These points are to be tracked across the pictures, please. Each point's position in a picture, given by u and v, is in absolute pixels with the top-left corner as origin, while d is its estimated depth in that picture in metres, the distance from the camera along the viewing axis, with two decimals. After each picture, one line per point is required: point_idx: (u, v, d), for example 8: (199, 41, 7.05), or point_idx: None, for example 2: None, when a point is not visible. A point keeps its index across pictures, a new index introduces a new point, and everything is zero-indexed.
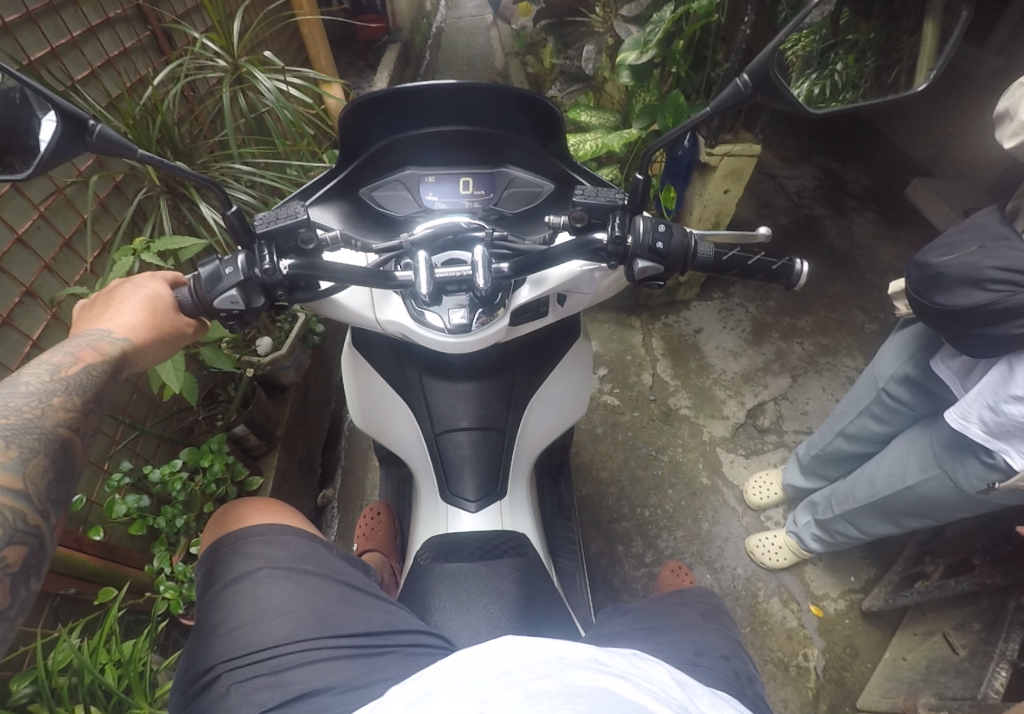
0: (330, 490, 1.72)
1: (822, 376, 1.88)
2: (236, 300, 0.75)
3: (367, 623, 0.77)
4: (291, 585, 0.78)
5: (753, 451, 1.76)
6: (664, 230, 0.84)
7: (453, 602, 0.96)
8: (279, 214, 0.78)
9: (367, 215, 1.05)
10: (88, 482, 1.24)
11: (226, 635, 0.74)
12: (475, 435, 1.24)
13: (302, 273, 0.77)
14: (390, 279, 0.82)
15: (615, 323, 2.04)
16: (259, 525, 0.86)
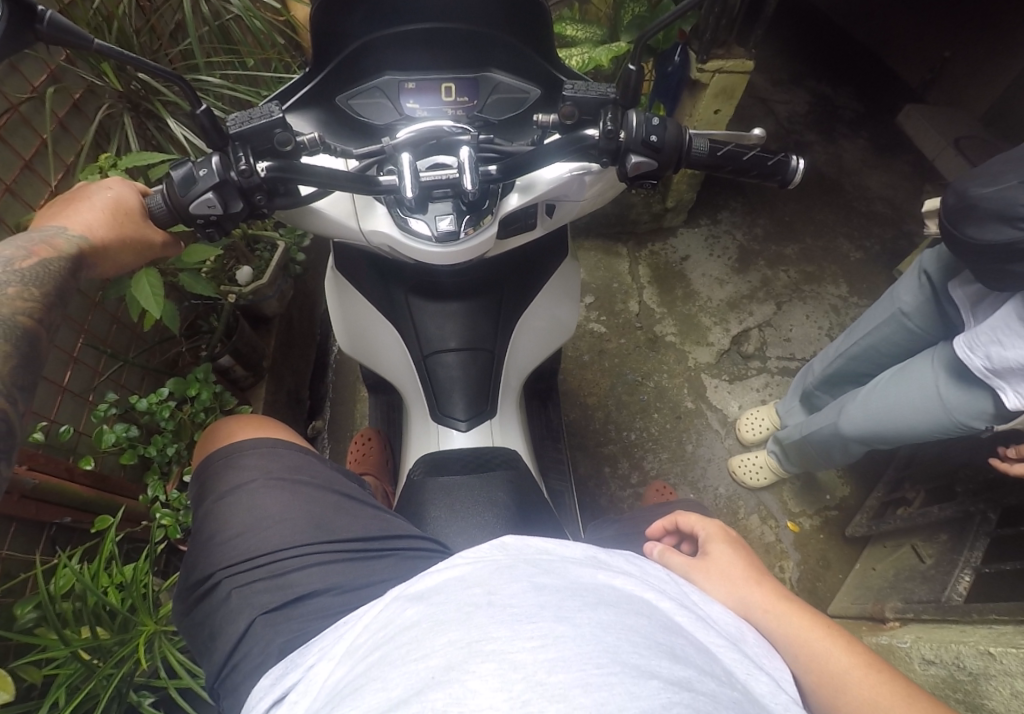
0: (319, 421, 1.73)
1: (806, 303, 1.90)
2: (213, 204, 0.72)
3: (365, 528, 0.78)
4: (286, 495, 0.79)
5: (737, 376, 1.80)
6: (659, 124, 0.82)
7: (447, 512, 0.99)
8: (253, 114, 0.74)
9: (345, 124, 1.00)
10: (74, 413, 1.22)
11: (224, 543, 0.75)
12: (464, 355, 1.24)
13: (281, 176, 0.74)
14: (374, 184, 0.80)
15: (601, 250, 2.00)
16: (251, 437, 0.85)
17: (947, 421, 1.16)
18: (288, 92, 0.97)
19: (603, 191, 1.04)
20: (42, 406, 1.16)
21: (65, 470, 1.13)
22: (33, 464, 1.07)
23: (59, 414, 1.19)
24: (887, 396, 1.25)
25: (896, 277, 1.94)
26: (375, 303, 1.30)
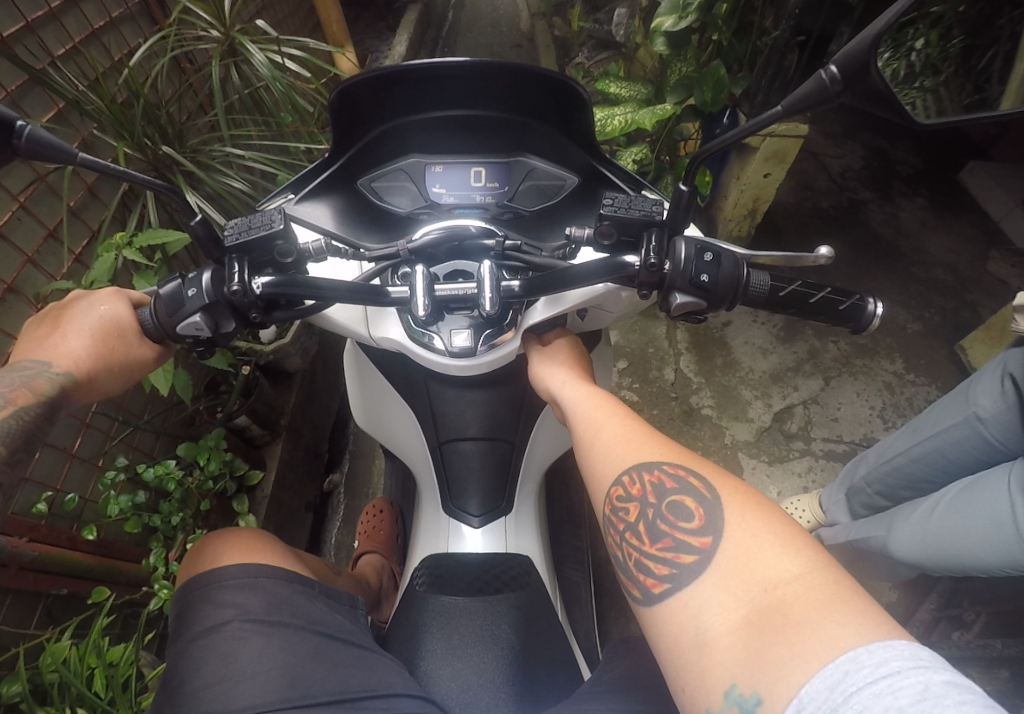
0: (336, 475, 1.67)
1: (856, 380, 1.75)
2: (201, 325, 0.71)
3: (341, 685, 0.77)
4: (261, 642, 0.78)
5: (777, 458, 1.67)
6: (711, 260, 0.72)
7: (444, 649, 0.93)
8: (253, 224, 0.68)
9: (366, 209, 0.94)
10: (81, 481, 1.21)
11: (192, 700, 0.73)
12: (483, 445, 1.19)
13: (279, 292, 0.71)
14: (384, 296, 0.77)
15: (638, 313, 1.93)
16: (231, 567, 0.85)
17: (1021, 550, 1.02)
18: (305, 179, 0.92)
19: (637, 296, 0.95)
20: (49, 476, 1.15)
21: (65, 539, 1.12)
22: (33, 536, 1.06)
23: (67, 483, 1.19)
24: (956, 525, 1.13)
25: (958, 354, 1.77)
26: (391, 382, 1.25)
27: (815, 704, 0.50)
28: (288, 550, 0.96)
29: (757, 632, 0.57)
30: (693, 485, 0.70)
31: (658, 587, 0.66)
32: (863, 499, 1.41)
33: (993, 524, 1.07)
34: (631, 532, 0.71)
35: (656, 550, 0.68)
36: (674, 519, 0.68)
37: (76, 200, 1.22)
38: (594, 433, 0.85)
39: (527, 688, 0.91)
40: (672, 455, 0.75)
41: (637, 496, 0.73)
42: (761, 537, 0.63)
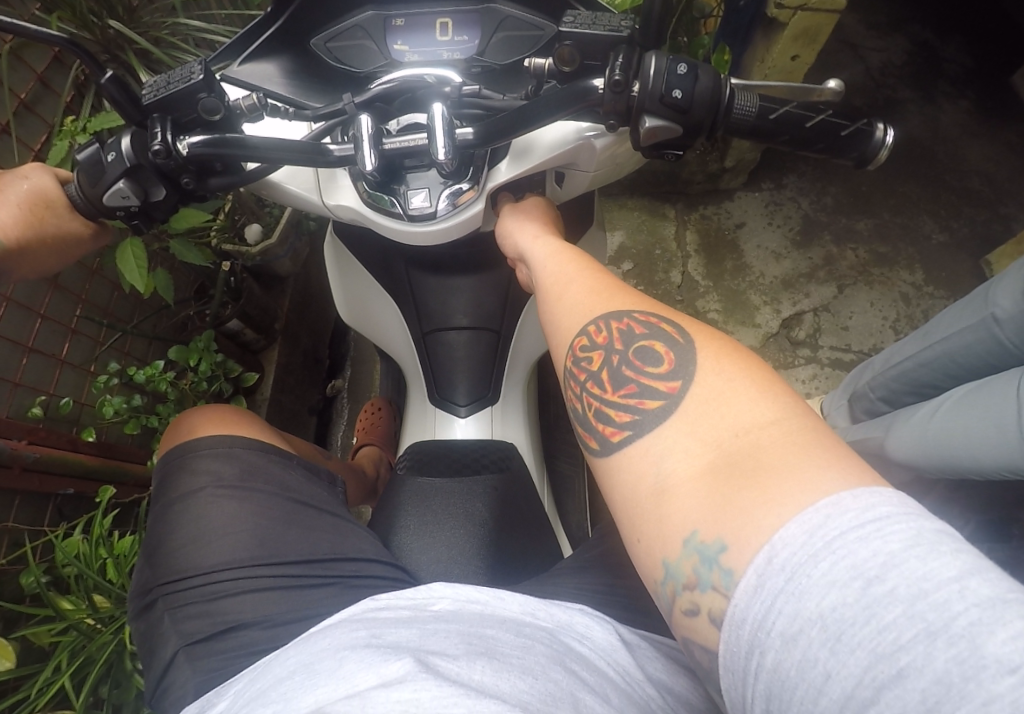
0: (340, 381, 1.66)
1: (872, 289, 1.66)
2: (128, 192, 0.68)
3: (311, 549, 0.79)
4: (232, 507, 0.80)
5: (782, 365, 1.63)
6: (686, 73, 0.64)
7: (418, 526, 0.95)
8: (172, 76, 0.65)
9: (327, 70, 0.88)
10: (74, 384, 1.21)
11: (167, 557, 0.78)
12: (468, 336, 1.18)
13: (211, 151, 0.68)
14: (326, 154, 0.72)
15: (646, 212, 1.82)
16: (207, 438, 0.87)
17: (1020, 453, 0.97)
18: (250, 36, 0.85)
19: (609, 157, 0.89)
20: (41, 381, 1.15)
21: (65, 441, 1.12)
22: (32, 437, 1.06)
23: (59, 387, 1.19)
24: (962, 431, 1.08)
25: (983, 267, 1.66)
26: (375, 274, 1.21)
27: (789, 552, 0.42)
28: (268, 429, 0.96)
29: (725, 476, 0.50)
30: (663, 330, 0.64)
31: (616, 435, 0.59)
32: (866, 404, 1.40)
33: (996, 427, 1.02)
34: (593, 381, 0.64)
35: (618, 395, 0.61)
36: (640, 365, 0.62)
37: (28, 92, 1.21)
38: (560, 288, 0.78)
39: (505, 561, 0.93)
40: (646, 305, 0.68)
41: (603, 344, 0.66)
42: (736, 379, 0.56)
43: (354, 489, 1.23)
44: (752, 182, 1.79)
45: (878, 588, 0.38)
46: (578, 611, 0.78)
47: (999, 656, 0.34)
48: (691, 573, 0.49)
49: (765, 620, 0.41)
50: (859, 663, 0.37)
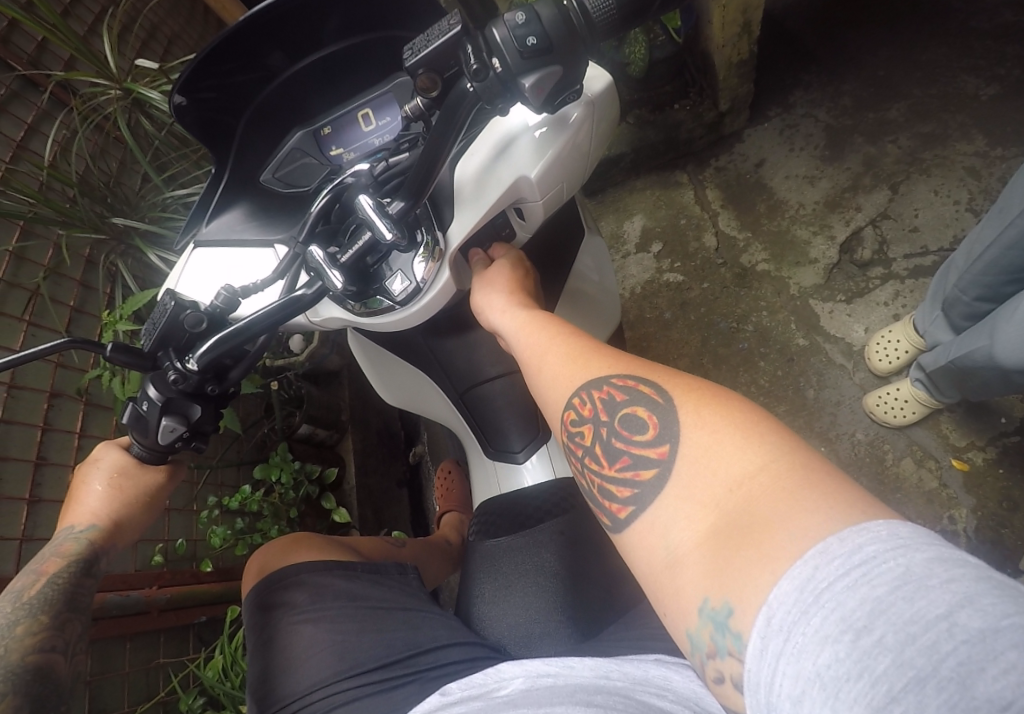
0: (420, 446, 1.69)
1: (931, 175, 1.49)
2: (174, 424, 0.70)
3: (390, 649, 0.80)
4: (312, 628, 0.82)
5: (856, 294, 1.48)
6: (529, 18, 0.55)
7: (490, 595, 0.93)
8: (154, 317, 0.69)
9: (277, 201, 0.87)
10: (183, 526, 1.30)
11: (268, 689, 0.80)
12: (503, 383, 1.18)
13: (216, 352, 0.67)
14: (305, 299, 0.70)
15: (657, 187, 1.73)
16: (285, 567, 0.90)
17: None
18: (207, 196, 0.87)
19: (567, 152, 0.81)
20: (155, 532, 1.24)
21: (191, 575, 1.21)
22: (161, 582, 1.14)
23: (171, 532, 1.27)
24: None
25: None
26: (402, 357, 1.24)
27: (783, 611, 0.38)
28: (334, 542, 1.00)
29: (726, 543, 0.45)
30: (645, 391, 0.57)
31: (621, 514, 0.54)
32: (964, 310, 1.16)
33: None
34: (590, 458, 0.58)
35: (615, 472, 0.55)
36: (627, 433, 0.56)
37: (75, 298, 1.28)
38: (538, 358, 0.72)
39: (581, 611, 0.89)
40: (623, 361, 0.62)
41: (590, 416, 0.60)
42: (722, 429, 0.50)
43: (439, 563, 1.19)
44: (757, 115, 1.67)
45: (867, 640, 0.34)
46: (653, 663, 0.73)
47: (992, 696, 0.30)
48: (710, 640, 0.44)
49: (773, 684, 0.37)
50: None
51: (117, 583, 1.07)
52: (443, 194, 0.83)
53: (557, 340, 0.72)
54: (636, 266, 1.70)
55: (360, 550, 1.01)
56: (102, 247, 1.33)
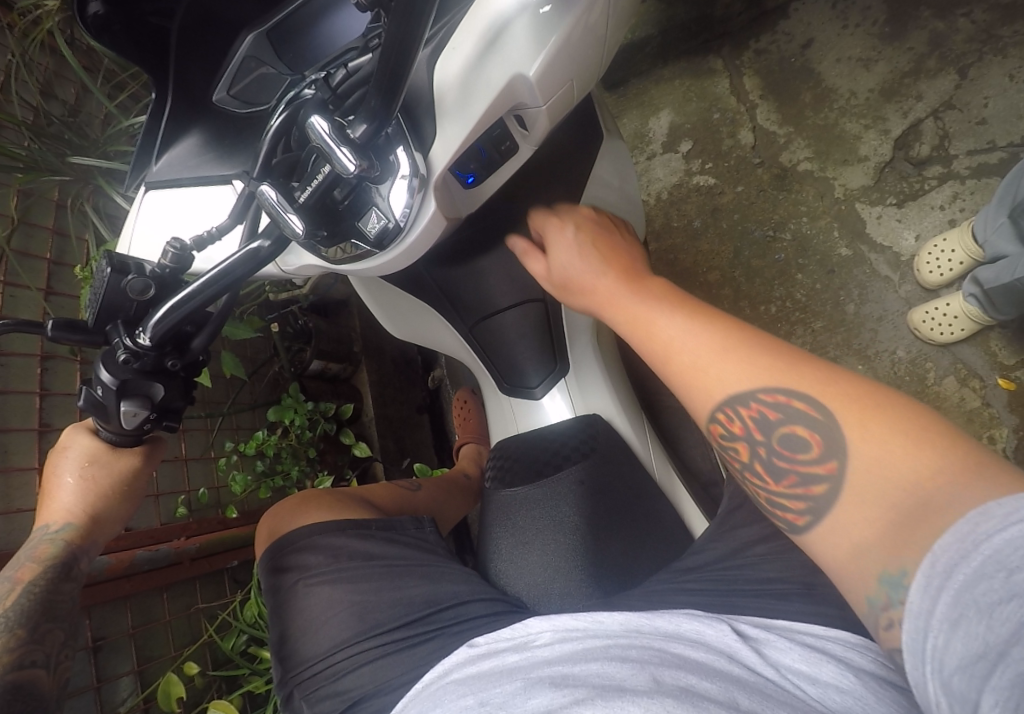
0: (438, 370, 1.68)
1: (1008, 56, 1.28)
2: (134, 406, 0.66)
3: (411, 606, 0.82)
4: (327, 590, 0.84)
5: (909, 196, 1.33)
6: None
7: (513, 547, 0.94)
8: (94, 286, 0.63)
9: (234, 124, 0.74)
10: (204, 473, 1.33)
11: (292, 650, 0.83)
12: (515, 314, 1.15)
13: (161, 330, 0.61)
14: (258, 251, 0.62)
15: (687, 75, 1.53)
16: (295, 529, 0.91)
17: None
18: (153, 130, 0.76)
19: (578, 39, 0.66)
20: (177, 483, 1.28)
21: (218, 523, 1.28)
22: (189, 533, 1.21)
23: (193, 481, 1.30)
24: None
25: None
26: (410, 291, 1.17)
27: (947, 558, 0.41)
28: (344, 496, 1.01)
29: (903, 536, 0.45)
30: (800, 408, 0.54)
31: (800, 522, 0.55)
32: None
33: None
34: (750, 470, 0.60)
35: (784, 487, 0.56)
36: (789, 450, 0.55)
37: (52, 249, 1.22)
38: (649, 327, 0.67)
39: (601, 569, 0.89)
40: (759, 363, 0.57)
41: (742, 433, 0.58)
42: (895, 445, 0.48)
43: (458, 500, 1.20)
44: None
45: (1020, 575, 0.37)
46: (685, 616, 0.70)
47: None
48: (885, 595, 0.46)
49: (931, 611, 0.41)
50: (1009, 627, 0.36)
51: (144, 540, 1.14)
52: (420, 102, 0.68)
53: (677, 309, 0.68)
54: (663, 168, 1.55)
55: (376, 504, 1.02)
56: (69, 189, 1.25)
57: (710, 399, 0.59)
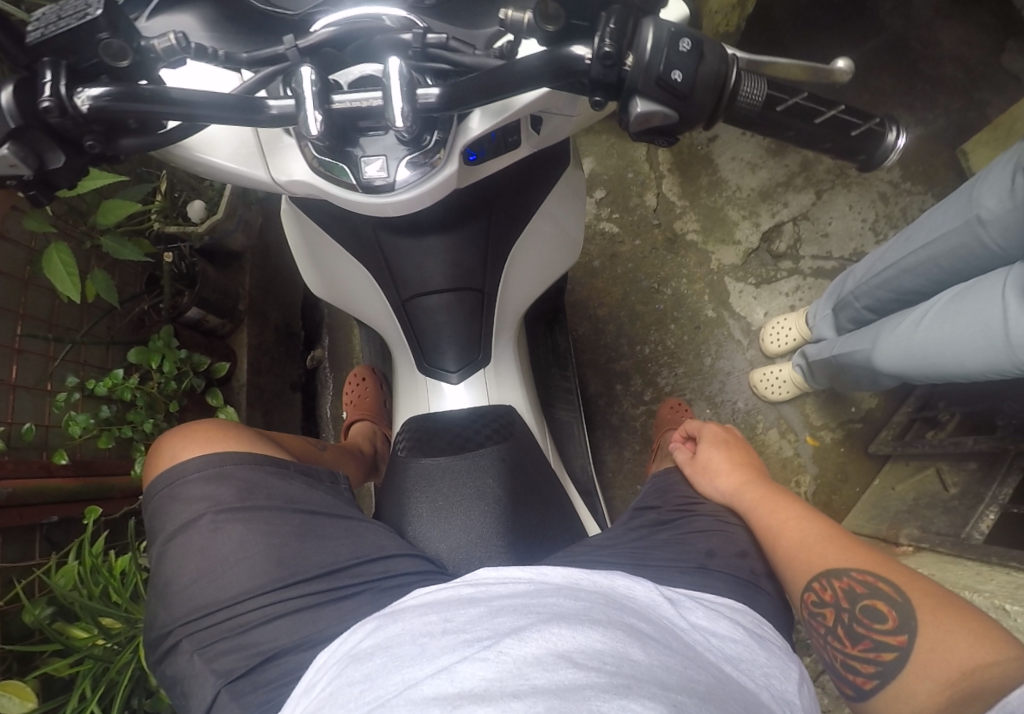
0: (318, 351, 1.60)
1: (850, 191, 1.66)
2: (14, 160, 0.50)
3: (334, 557, 0.77)
4: (240, 529, 0.76)
5: (765, 280, 1.65)
6: (690, 47, 0.50)
7: (430, 511, 0.97)
8: (64, 5, 0.48)
9: (249, 17, 0.69)
10: (32, 407, 1.10)
11: (181, 594, 0.74)
12: (449, 299, 1.11)
13: (122, 106, 0.51)
14: (265, 110, 0.56)
15: (614, 133, 1.74)
16: (196, 458, 0.81)
17: (1010, 355, 0.97)
18: None
19: None
20: None
21: (38, 469, 1.04)
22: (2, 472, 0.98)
23: (18, 413, 1.07)
24: (941, 331, 1.08)
25: (959, 157, 1.66)
26: (346, 245, 1.12)
27: None
28: (255, 433, 0.91)
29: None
30: (882, 588, 0.75)
31: (867, 683, 0.73)
32: (851, 313, 1.36)
33: (981, 330, 1.01)
34: (833, 637, 0.78)
35: (859, 651, 0.75)
36: (869, 621, 0.75)
37: None
38: (774, 536, 0.90)
39: (516, 533, 0.95)
40: (854, 562, 0.80)
41: (831, 601, 0.79)
42: (955, 634, 0.66)
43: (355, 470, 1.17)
44: None
45: None
46: (619, 574, 0.76)
47: None
48: None
49: None
50: None
51: None
52: None
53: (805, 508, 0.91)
54: None
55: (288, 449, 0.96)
56: None
57: (807, 574, 0.82)
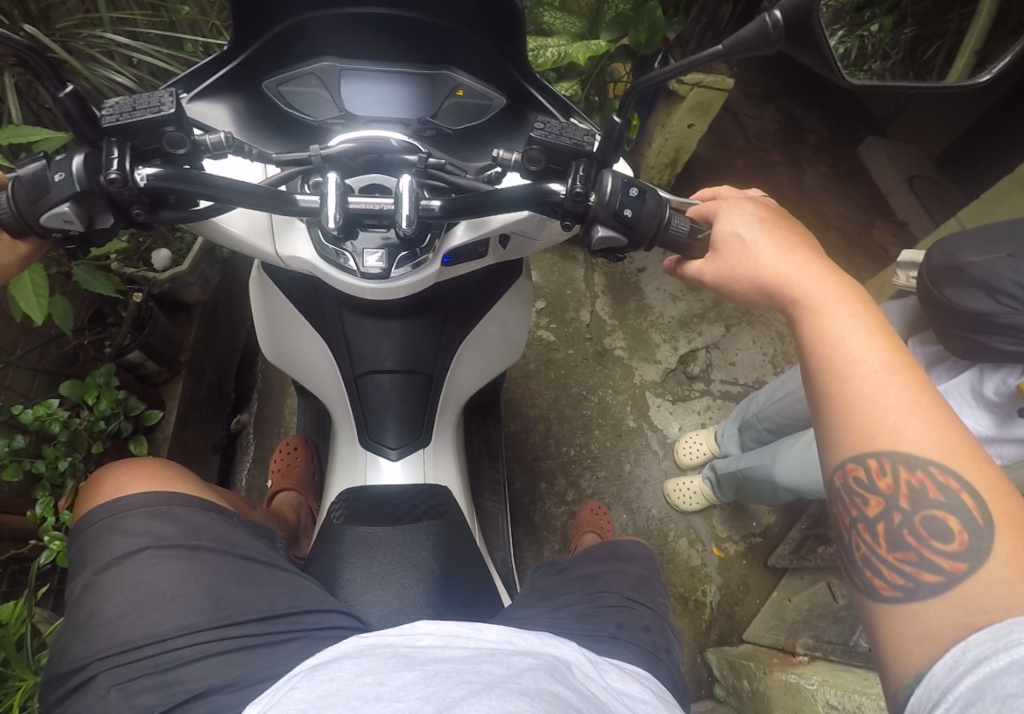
0: (244, 415, 1.56)
1: (754, 328, 1.91)
2: (71, 217, 0.56)
3: (271, 604, 0.75)
4: (181, 565, 0.74)
5: (680, 398, 1.81)
6: (636, 195, 0.63)
7: (364, 578, 0.95)
8: (140, 101, 0.56)
9: (272, 115, 0.78)
10: None
11: (100, 626, 0.69)
12: (399, 379, 1.11)
13: (169, 186, 0.58)
14: (290, 201, 0.63)
15: (557, 254, 1.95)
16: (137, 494, 0.79)
17: None
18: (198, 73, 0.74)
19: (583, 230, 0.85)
20: None
21: None
22: None
23: None
24: None
25: None
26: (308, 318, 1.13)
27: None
28: (198, 481, 0.89)
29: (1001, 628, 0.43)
30: (965, 501, 0.50)
31: (885, 590, 0.51)
32: (754, 433, 1.51)
33: None
34: (863, 525, 0.55)
35: (893, 556, 0.52)
36: (924, 533, 0.51)
37: None
38: (842, 373, 0.56)
39: (443, 604, 0.95)
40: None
41: (885, 492, 0.53)
42: None
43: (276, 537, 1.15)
44: None
45: None
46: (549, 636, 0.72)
47: None
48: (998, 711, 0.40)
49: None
50: None
51: None
52: None
53: (888, 363, 0.55)
54: None
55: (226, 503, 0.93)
56: None
57: (887, 440, 0.53)
